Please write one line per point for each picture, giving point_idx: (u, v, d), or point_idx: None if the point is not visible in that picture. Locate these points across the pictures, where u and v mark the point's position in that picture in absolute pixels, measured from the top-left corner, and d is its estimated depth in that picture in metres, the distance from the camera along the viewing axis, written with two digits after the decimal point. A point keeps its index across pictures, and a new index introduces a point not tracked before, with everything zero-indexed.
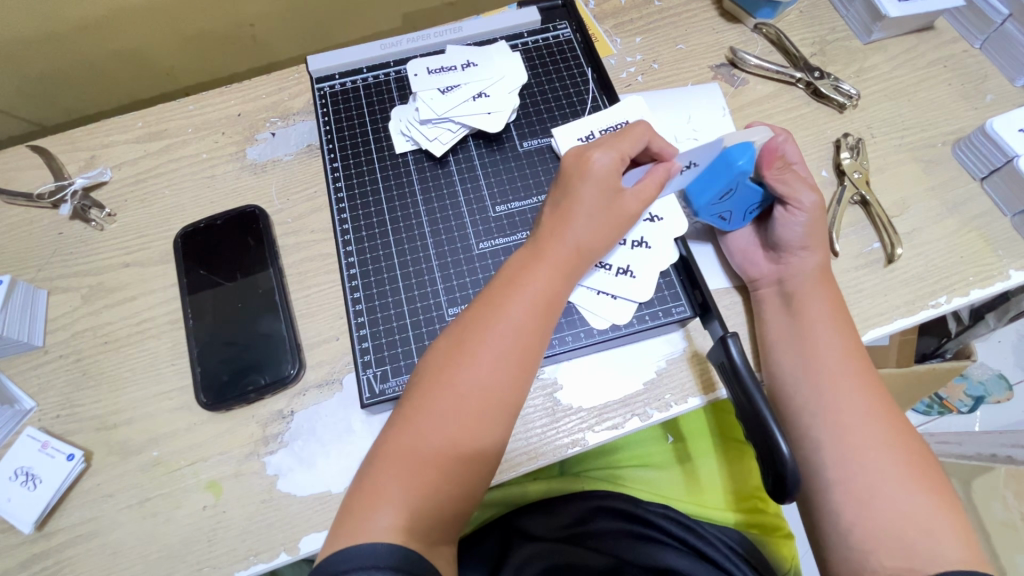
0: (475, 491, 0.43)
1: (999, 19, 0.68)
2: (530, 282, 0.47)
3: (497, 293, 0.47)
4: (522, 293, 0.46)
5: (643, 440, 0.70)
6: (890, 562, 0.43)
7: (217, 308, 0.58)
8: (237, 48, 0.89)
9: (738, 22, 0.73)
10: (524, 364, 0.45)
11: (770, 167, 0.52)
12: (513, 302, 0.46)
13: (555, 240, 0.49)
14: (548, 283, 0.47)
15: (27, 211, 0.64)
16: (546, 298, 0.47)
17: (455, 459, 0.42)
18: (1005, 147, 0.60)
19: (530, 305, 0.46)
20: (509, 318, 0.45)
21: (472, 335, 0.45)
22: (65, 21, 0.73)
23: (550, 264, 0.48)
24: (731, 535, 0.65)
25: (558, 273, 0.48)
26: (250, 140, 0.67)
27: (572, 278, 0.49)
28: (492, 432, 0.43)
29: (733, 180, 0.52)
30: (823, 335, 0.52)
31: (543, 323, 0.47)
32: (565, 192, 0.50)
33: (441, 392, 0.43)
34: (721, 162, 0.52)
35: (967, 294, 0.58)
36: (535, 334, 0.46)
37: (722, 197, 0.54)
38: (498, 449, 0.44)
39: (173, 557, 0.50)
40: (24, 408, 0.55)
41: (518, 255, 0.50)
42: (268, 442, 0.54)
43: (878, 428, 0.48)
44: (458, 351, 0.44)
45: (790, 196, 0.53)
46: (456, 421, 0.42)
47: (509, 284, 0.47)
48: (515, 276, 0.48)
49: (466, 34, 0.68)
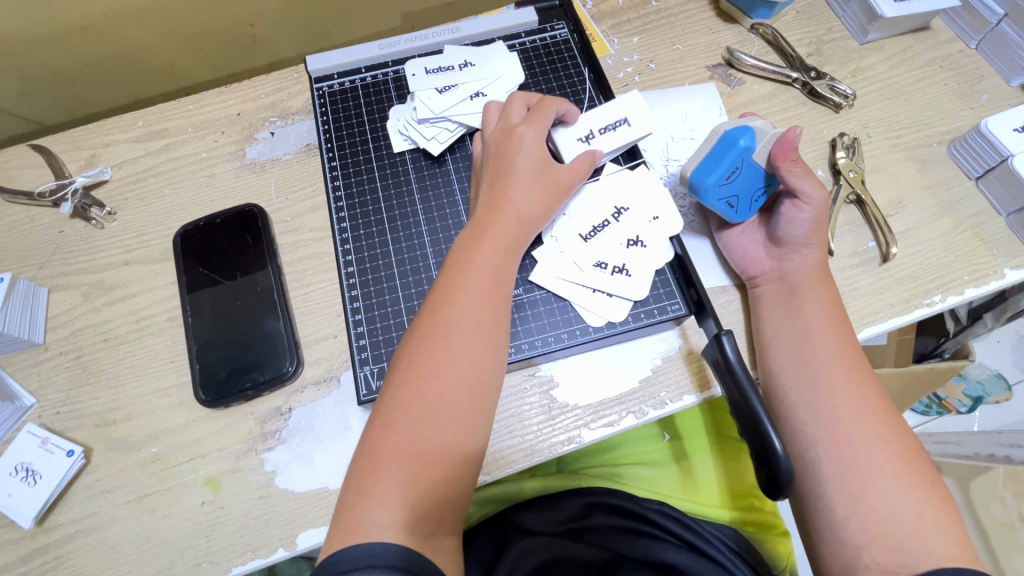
0: (469, 474, 0.43)
1: (995, 20, 0.68)
2: (480, 258, 0.48)
3: (447, 275, 0.48)
4: (471, 270, 0.48)
5: (640, 437, 0.71)
6: (883, 558, 0.43)
7: (216, 306, 0.58)
8: (236, 48, 0.90)
9: (735, 22, 0.73)
10: (484, 336, 0.46)
11: (785, 158, 0.52)
12: (465, 279, 0.47)
13: (496, 216, 0.51)
14: (496, 255, 0.49)
15: (27, 209, 0.65)
16: (496, 268, 0.48)
17: (444, 441, 0.42)
18: (999, 147, 0.61)
19: (483, 279, 0.47)
20: (462, 295, 0.46)
21: (430, 321, 0.46)
22: (65, 21, 0.73)
23: (495, 238, 0.49)
24: (727, 532, 0.66)
25: (507, 245, 0.50)
26: (250, 139, 0.68)
27: (519, 248, 0.51)
28: (468, 416, 0.43)
29: (739, 158, 0.53)
30: (819, 332, 0.52)
31: (496, 289, 0.48)
32: (501, 173, 0.53)
33: (412, 381, 0.43)
34: (722, 144, 0.53)
35: (961, 292, 0.59)
36: (491, 302, 0.47)
37: (728, 178, 0.54)
38: (482, 428, 0.44)
39: (171, 553, 0.51)
40: (25, 405, 0.56)
41: (463, 238, 0.51)
42: (266, 438, 0.54)
43: (873, 423, 0.48)
44: (419, 340, 0.45)
45: (800, 189, 0.53)
46: (427, 407, 0.42)
47: (458, 265, 0.48)
48: (462, 257, 0.49)
49: (464, 34, 0.69)
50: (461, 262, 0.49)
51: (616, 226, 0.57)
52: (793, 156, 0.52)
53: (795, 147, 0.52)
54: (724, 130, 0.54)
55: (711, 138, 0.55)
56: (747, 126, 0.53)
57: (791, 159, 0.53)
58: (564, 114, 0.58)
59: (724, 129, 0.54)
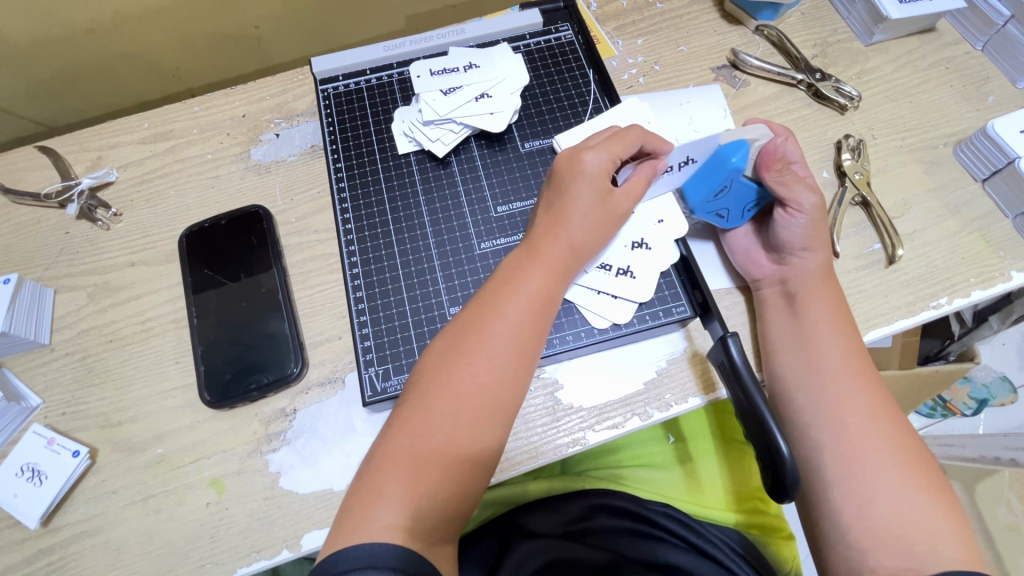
0: (474, 492, 0.43)
1: (1001, 21, 0.68)
2: (528, 281, 0.48)
3: (494, 292, 0.47)
4: (517, 294, 0.47)
5: (646, 440, 0.70)
6: (889, 562, 0.43)
7: (221, 307, 0.59)
8: (241, 51, 0.90)
9: (740, 24, 0.73)
10: (522, 362, 0.45)
11: (769, 168, 0.54)
12: (510, 302, 0.46)
13: (548, 240, 0.49)
14: (544, 281, 0.48)
15: (34, 211, 0.65)
16: (544, 295, 0.47)
17: (462, 458, 0.42)
18: (1005, 148, 0.61)
19: (528, 304, 0.47)
20: (506, 318, 0.46)
21: (471, 337, 0.45)
22: (73, 23, 0.74)
23: (545, 263, 0.48)
24: (733, 536, 0.65)
25: (555, 271, 0.49)
26: (255, 141, 0.68)
27: (569, 275, 0.50)
28: (489, 437, 0.43)
29: (728, 177, 0.53)
30: (825, 336, 0.52)
31: (540, 318, 0.47)
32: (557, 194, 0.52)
33: (442, 391, 0.43)
34: (714, 160, 0.54)
35: (967, 295, 0.58)
36: (533, 329, 0.46)
37: (717, 195, 0.55)
38: (497, 449, 0.44)
39: (177, 554, 0.51)
40: (31, 405, 0.56)
41: (513, 256, 0.50)
42: (270, 439, 0.54)
43: (881, 428, 0.48)
44: (456, 353, 0.45)
45: (791, 199, 0.53)
46: (450, 421, 0.42)
47: (506, 284, 0.48)
48: (511, 277, 0.48)
49: (469, 36, 0.69)
50: (509, 282, 0.48)
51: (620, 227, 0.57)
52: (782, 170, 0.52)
53: (778, 158, 0.54)
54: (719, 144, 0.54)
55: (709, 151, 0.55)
56: (741, 142, 0.53)
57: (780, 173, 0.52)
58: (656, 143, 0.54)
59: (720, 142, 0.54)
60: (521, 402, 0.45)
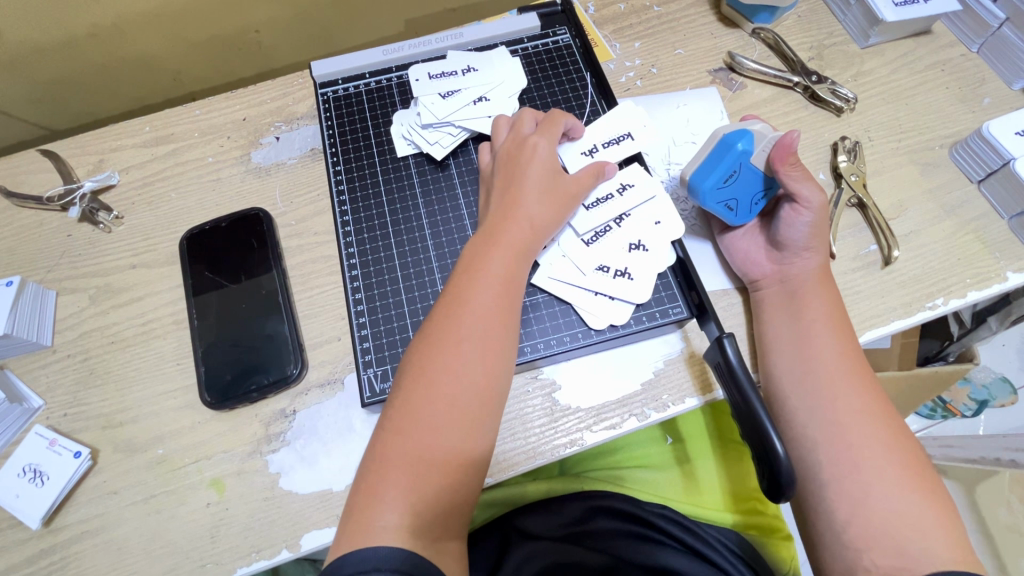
0: (475, 481, 0.43)
1: (996, 24, 0.69)
2: (490, 264, 0.48)
3: (458, 281, 0.48)
4: (483, 280, 0.47)
5: (643, 441, 0.71)
6: (884, 561, 0.43)
7: (221, 309, 0.59)
8: (242, 54, 0.91)
9: (736, 27, 0.73)
10: (495, 343, 0.46)
11: (782, 162, 0.52)
12: (475, 287, 0.47)
13: (507, 225, 0.51)
14: (506, 262, 0.49)
15: (36, 214, 0.66)
16: (507, 276, 0.48)
17: (454, 449, 0.42)
18: (1000, 149, 0.61)
19: (492, 287, 0.47)
20: (473, 304, 0.46)
21: (443, 328, 0.46)
22: (75, 28, 0.75)
23: (506, 246, 0.49)
24: (730, 535, 0.65)
25: (516, 252, 0.50)
26: (255, 144, 0.68)
27: (530, 254, 0.51)
28: (477, 423, 0.44)
29: (736, 162, 0.53)
30: (822, 336, 0.52)
31: (506, 297, 0.48)
32: (512, 183, 0.53)
33: (422, 385, 0.44)
34: (720, 147, 0.53)
35: (963, 295, 0.59)
36: (501, 310, 0.47)
37: (726, 181, 0.54)
38: (490, 435, 0.44)
39: (177, 553, 0.51)
40: (32, 406, 0.56)
41: (474, 245, 0.51)
42: (270, 440, 0.55)
43: (876, 428, 0.48)
44: (431, 348, 0.45)
45: (798, 194, 0.53)
46: (434, 413, 0.43)
47: (469, 272, 0.48)
48: (473, 264, 0.49)
49: (468, 39, 0.70)
50: (472, 269, 0.49)
51: (618, 230, 0.57)
52: (790, 160, 0.52)
53: (794, 151, 0.52)
54: (722, 134, 0.54)
55: (710, 140, 0.55)
56: (745, 129, 0.53)
57: (790, 163, 0.52)
58: (571, 129, 0.59)
59: (724, 133, 0.54)
60: (502, 382, 0.46)
